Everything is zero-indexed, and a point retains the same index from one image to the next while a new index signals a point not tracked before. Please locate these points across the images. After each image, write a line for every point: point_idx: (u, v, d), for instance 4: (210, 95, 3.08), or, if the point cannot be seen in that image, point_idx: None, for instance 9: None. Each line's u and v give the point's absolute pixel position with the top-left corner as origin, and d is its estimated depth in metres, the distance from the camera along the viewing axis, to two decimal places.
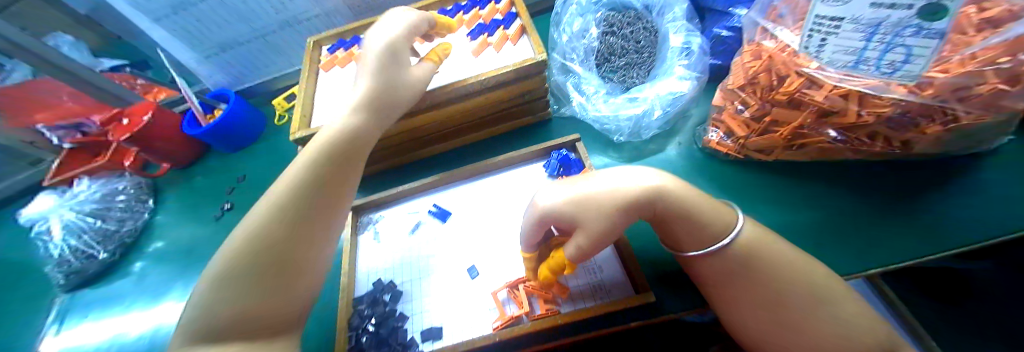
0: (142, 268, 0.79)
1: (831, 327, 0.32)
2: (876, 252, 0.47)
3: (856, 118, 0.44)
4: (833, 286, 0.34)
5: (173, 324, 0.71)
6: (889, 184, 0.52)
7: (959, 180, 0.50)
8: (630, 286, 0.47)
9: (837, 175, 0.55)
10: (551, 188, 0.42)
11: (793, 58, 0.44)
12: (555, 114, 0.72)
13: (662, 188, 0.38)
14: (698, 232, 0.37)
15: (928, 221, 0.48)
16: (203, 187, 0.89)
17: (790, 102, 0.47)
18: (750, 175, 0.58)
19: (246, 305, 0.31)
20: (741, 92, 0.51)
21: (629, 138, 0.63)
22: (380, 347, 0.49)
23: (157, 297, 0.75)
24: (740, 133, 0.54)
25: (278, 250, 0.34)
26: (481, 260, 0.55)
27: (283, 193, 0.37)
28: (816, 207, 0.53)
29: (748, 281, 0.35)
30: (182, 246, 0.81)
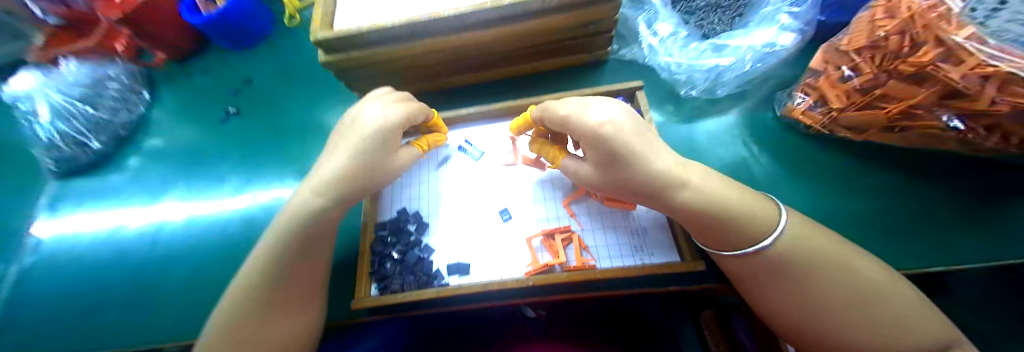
0: (139, 164, 0.75)
1: (878, 329, 0.30)
2: (920, 250, 0.48)
3: (987, 105, 0.35)
4: (897, 290, 0.32)
5: (176, 223, 0.69)
6: (975, 183, 0.49)
7: None
8: (676, 251, 0.45)
9: (920, 168, 0.52)
10: (630, 126, 0.38)
11: (939, 21, 0.34)
12: (617, 55, 0.65)
13: (730, 202, 0.37)
14: (721, 230, 0.37)
15: (1003, 227, 0.47)
16: (202, 85, 0.80)
17: (916, 74, 0.38)
18: (821, 156, 0.55)
19: (263, 316, 0.37)
20: (857, 54, 0.44)
21: (700, 93, 0.60)
22: (404, 276, 0.47)
23: (157, 195, 0.72)
24: (836, 103, 0.49)
25: (303, 243, 0.39)
26: (513, 205, 0.51)
27: (312, 191, 0.40)
28: (888, 198, 0.51)
29: (792, 278, 0.35)
30: (182, 146, 0.75)
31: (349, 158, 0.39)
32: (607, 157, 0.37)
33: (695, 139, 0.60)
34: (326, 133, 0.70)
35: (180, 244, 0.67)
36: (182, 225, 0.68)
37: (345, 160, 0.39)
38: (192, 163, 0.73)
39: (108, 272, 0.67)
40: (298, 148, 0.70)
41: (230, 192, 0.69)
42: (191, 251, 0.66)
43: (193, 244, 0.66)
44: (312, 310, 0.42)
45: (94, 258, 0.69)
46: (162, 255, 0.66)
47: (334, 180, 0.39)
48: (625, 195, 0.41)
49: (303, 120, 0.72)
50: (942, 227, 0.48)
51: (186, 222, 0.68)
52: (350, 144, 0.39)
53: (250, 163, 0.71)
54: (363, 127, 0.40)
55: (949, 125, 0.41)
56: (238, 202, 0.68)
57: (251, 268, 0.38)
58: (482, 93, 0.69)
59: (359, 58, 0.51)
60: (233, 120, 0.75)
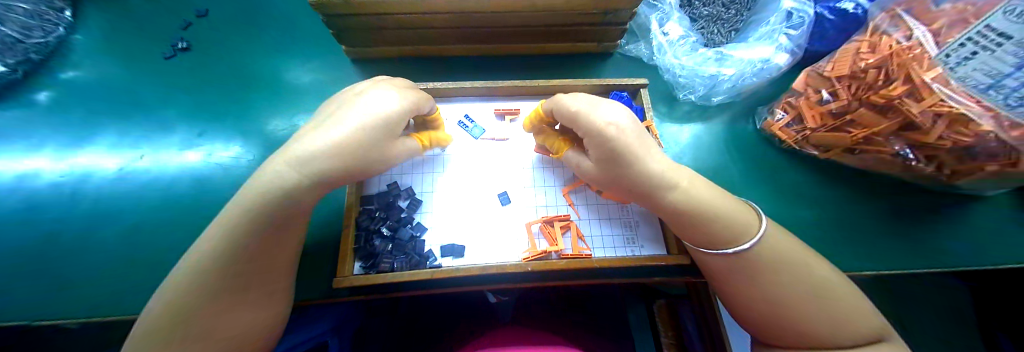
0: (57, 100, 0.61)
1: (828, 322, 0.33)
2: (856, 257, 0.56)
3: (935, 140, 0.41)
4: (841, 290, 0.34)
5: (106, 176, 0.58)
6: (904, 203, 0.58)
7: (953, 213, 0.57)
8: (663, 246, 0.48)
9: (865, 186, 0.59)
10: (640, 135, 0.37)
11: (916, 62, 0.37)
12: (620, 49, 0.67)
13: (723, 215, 0.37)
14: (706, 234, 0.37)
15: (926, 241, 0.57)
16: (141, 13, 0.66)
17: (885, 106, 0.42)
18: (791, 168, 0.61)
19: (217, 302, 0.31)
20: (838, 82, 0.47)
21: (696, 98, 0.63)
22: (394, 254, 0.44)
23: (80, 140, 0.59)
24: (810, 124, 0.53)
25: (270, 221, 0.32)
26: (512, 188, 0.50)
27: (283, 167, 0.32)
28: (840, 210, 0.59)
29: (754, 277, 0.36)
30: (118, 84, 0.62)
31: (340, 138, 0.33)
32: (608, 155, 0.37)
33: (685, 140, 0.63)
34: (302, 91, 0.63)
35: (109, 201, 0.56)
36: (113, 178, 0.58)
37: (336, 137, 0.33)
38: (126, 107, 0.61)
39: (4, 229, 0.55)
40: (267, 103, 0.62)
41: (178, 146, 0.59)
42: (125, 211, 0.56)
43: (126, 203, 0.56)
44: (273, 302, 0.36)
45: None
46: (83, 213, 0.55)
47: (316, 160, 0.32)
48: (623, 194, 0.40)
49: (274, 72, 0.64)
50: (871, 237, 0.57)
51: (118, 177, 0.58)
52: (344, 124, 0.33)
53: (205, 113, 0.61)
54: (365, 108, 0.35)
55: (901, 153, 0.47)
56: (188, 159, 0.58)
57: (198, 250, 0.32)
58: (481, 67, 0.66)
59: (357, 7, 0.45)
60: (183, 58, 0.64)
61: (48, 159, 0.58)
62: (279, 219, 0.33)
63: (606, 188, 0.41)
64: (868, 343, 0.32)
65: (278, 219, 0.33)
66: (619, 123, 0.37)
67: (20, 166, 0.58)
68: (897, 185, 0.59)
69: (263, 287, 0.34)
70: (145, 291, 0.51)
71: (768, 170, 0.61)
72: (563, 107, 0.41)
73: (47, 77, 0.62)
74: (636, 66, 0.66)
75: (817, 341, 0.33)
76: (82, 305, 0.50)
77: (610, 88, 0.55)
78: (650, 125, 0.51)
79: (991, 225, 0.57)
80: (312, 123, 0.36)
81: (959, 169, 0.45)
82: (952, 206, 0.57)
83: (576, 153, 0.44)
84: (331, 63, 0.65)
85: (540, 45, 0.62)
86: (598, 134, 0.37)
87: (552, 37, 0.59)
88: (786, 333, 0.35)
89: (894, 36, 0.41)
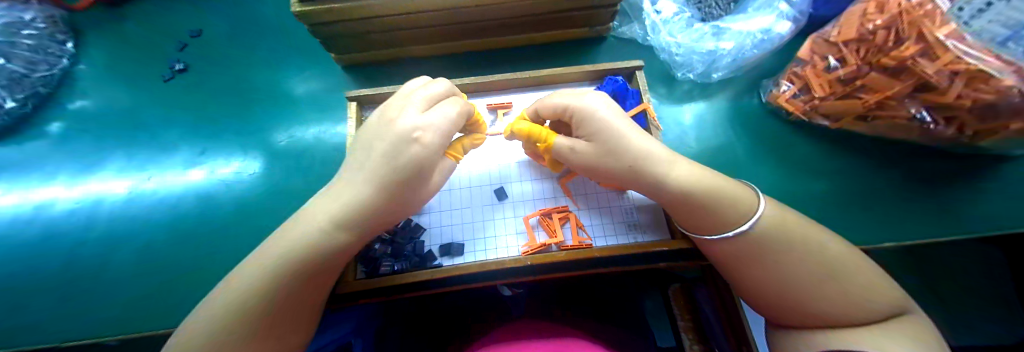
0: (65, 129, 0.64)
1: (843, 299, 0.30)
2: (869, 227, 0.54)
3: (953, 100, 0.38)
4: (851, 265, 0.32)
5: (116, 199, 0.60)
6: (923, 169, 0.55)
7: (976, 176, 0.54)
8: (666, 231, 0.47)
9: (881, 155, 0.57)
10: (626, 120, 0.37)
11: (928, 18, 0.35)
12: (613, 32, 0.65)
13: (720, 196, 0.35)
14: (714, 217, 0.35)
15: (949, 208, 0.54)
16: (137, 37, 0.68)
17: (897, 68, 0.40)
18: (800, 142, 0.58)
19: None
20: (845, 46, 0.45)
21: (696, 76, 0.61)
22: (395, 257, 0.44)
23: (90, 167, 0.62)
24: (818, 93, 0.51)
25: (303, 282, 0.30)
26: (508, 183, 0.49)
27: (317, 225, 0.30)
28: (854, 182, 0.56)
29: (756, 261, 0.34)
30: (120, 109, 0.64)
31: (367, 197, 0.31)
32: (593, 138, 0.37)
33: (686, 121, 0.61)
34: (296, 102, 0.64)
35: (124, 223, 0.58)
36: (121, 201, 0.60)
37: (364, 197, 0.31)
38: (132, 130, 0.63)
39: (32, 256, 0.57)
40: (265, 117, 0.63)
41: (184, 165, 0.61)
42: (140, 231, 0.58)
43: (141, 223, 0.58)
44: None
45: (10, 240, 0.58)
46: (102, 236, 0.58)
47: (349, 219, 0.31)
48: (615, 175, 0.38)
49: (270, 85, 0.64)
50: (887, 206, 0.55)
51: (131, 199, 0.60)
52: (371, 181, 0.31)
53: (206, 131, 0.62)
54: (396, 151, 0.31)
55: (918, 117, 0.44)
56: (194, 177, 0.60)
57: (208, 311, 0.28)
58: (472, 62, 0.65)
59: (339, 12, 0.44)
60: (183, 78, 0.65)
61: (64, 186, 0.61)
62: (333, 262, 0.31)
63: (598, 171, 0.38)
64: (887, 318, 0.29)
65: (330, 261, 0.31)
66: (603, 108, 0.37)
67: (40, 195, 0.60)
68: (913, 151, 0.56)
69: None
70: (165, 306, 0.53)
71: (776, 146, 0.58)
72: (546, 104, 0.41)
73: (57, 107, 0.64)
74: (631, 48, 0.64)
75: (832, 321, 0.30)
76: (112, 319, 0.53)
77: (602, 73, 0.54)
78: (646, 109, 0.49)
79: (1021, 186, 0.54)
80: (355, 159, 0.33)
81: (981, 129, 0.42)
82: (973, 169, 0.54)
83: (566, 137, 0.40)
84: (323, 72, 0.65)
85: (529, 35, 0.61)
86: (583, 117, 0.38)
87: (540, 26, 0.57)
88: (798, 314, 0.32)
89: None
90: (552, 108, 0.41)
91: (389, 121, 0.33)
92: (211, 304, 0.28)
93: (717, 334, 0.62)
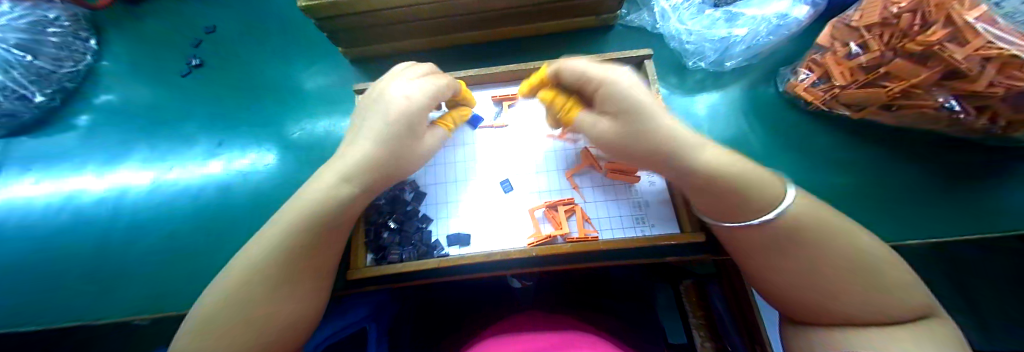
0: (91, 123, 0.67)
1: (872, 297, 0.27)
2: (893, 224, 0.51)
3: (984, 87, 0.36)
4: (887, 261, 0.29)
5: (140, 189, 0.63)
6: (951, 161, 0.53)
7: (1009, 169, 0.51)
8: (675, 223, 0.46)
9: (905, 146, 0.54)
10: (648, 98, 0.34)
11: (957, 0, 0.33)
12: (621, 21, 0.63)
13: (757, 186, 0.31)
14: (752, 200, 0.31)
15: (978, 203, 0.51)
16: (154, 33, 0.70)
17: (923, 55, 0.37)
18: (819, 133, 0.56)
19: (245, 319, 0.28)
20: (868, 31, 0.42)
21: (708, 65, 0.59)
22: (403, 246, 0.46)
23: (115, 160, 0.65)
24: (839, 81, 0.49)
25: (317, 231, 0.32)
26: (514, 176, 0.49)
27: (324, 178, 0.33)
28: (876, 175, 0.54)
29: (783, 249, 0.30)
30: (141, 103, 0.67)
31: (370, 149, 0.34)
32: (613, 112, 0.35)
33: (698, 111, 0.59)
34: (307, 95, 0.65)
35: (146, 212, 0.61)
36: (144, 191, 0.63)
37: (366, 148, 0.34)
38: (154, 123, 0.66)
39: (65, 243, 0.61)
40: (277, 111, 0.64)
41: (202, 157, 0.63)
42: (162, 220, 0.61)
43: (162, 212, 0.61)
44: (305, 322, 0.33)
45: (45, 227, 0.62)
46: (127, 225, 0.61)
47: (350, 173, 0.33)
48: (640, 158, 0.35)
49: (282, 80, 0.66)
50: (911, 200, 0.52)
51: (153, 188, 0.63)
52: (371, 136, 0.34)
53: (223, 124, 0.65)
54: (390, 108, 0.35)
55: (947, 107, 0.42)
56: (212, 167, 0.62)
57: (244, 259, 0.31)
58: (480, 54, 0.65)
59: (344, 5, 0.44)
60: (199, 72, 0.67)
61: (92, 176, 0.64)
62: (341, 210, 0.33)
63: (619, 151, 0.36)
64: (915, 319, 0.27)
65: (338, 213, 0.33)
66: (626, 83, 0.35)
67: (70, 186, 0.64)
68: (941, 142, 0.53)
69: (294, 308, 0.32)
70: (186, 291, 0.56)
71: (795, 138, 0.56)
72: (565, 71, 0.39)
73: (85, 102, 0.68)
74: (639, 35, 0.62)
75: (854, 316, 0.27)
76: (139, 301, 0.57)
77: (610, 63, 0.52)
78: (657, 98, 0.48)
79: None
80: (351, 128, 0.37)
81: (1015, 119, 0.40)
82: (1007, 161, 0.51)
83: (588, 113, 0.39)
84: (334, 66, 0.66)
85: (536, 24, 0.60)
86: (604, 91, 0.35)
87: (547, 15, 0.56)
88: (816, 311, 0.29)
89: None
90: (576, 78, 0.38)
91: (379, 89, 0.36)
92: (248, 250, 0.31)
93: (730, 333, 0.63)
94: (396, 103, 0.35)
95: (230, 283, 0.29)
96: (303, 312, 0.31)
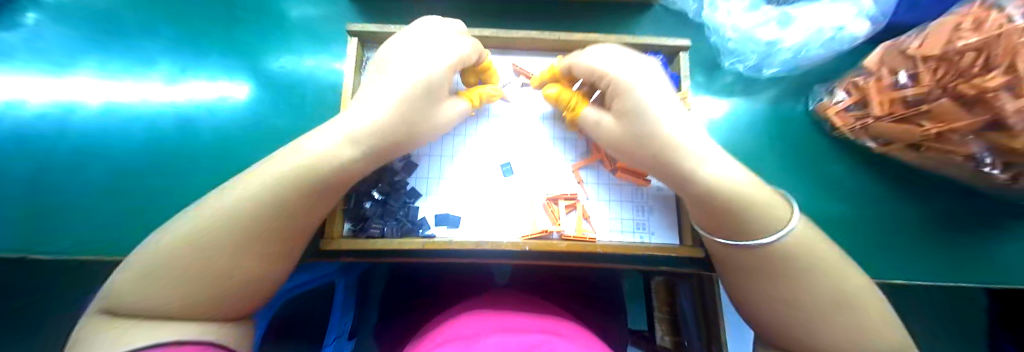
0: (60, 26, 0.71)
1: (845, 328, 0.31)
2: (931, 271, 0.57)
3: (958, 145, 0.42)
4: (830, 310, 0.32)
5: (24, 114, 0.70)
6: (932, 206, 0.57)
7: (963, 241, 0.56)
8: (675, 235, 0.45)
9: (870, 238, 0.58)
10: None
11: None
12: (782, 99, 0.61)
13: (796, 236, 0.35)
14: None
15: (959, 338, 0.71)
16: None
17: (971, 99, 0.38)
18: (829, 203, 0.59)
19: (216, 262, 0.28)
20: (923, 63, 0.42)
21: (744, 69, 0.60)
22: (384, 219, 0.43)
23: (102, 48, 0.71)
24: (876, 110, 0.48)
25: (285, 204, 0.32)
26: (515, 157, 0.46)
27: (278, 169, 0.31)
28: (859, 206, 0.59)
29: (786, 282, 0.34)
30: (106, 9, 0.71)
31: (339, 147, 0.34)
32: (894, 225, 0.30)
33: (720, 119, 0.62)
34: (290, 24, 0.69)
35: (82, 128, 0.69)
36: (31, 118, 0.70)
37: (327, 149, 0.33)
38: (139, 23, 0.71)
39: (110, 137, 0.69)
40: (259, 31, 0.70)
41: (207, 78, 0.70)
42: (205, 124, 0.69)
43: (94, 120, 0.70)
44: (280, 262, 0.34)
45: (41, 144, 0.69)
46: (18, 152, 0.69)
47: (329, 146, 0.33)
48: (641, 161, 0.38)
49: (269, 2, 0.70)
50: (896, 244, 0.58)
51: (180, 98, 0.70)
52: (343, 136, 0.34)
53: (210, 45, 0.70)
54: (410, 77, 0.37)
55: (986, 170, 0.44)
56: (110, 67, 0.71)
57: (208, 205, 0.30)
58: (484, 13, 0.66)
59: None
60: None
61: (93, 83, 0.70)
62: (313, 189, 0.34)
63: (621, 151, 0.39)
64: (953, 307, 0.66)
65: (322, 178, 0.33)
66: None
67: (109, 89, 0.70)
68: (904, 169, 0.58)
69: (263, 261, 0.32)
70: (166, 196, 0.67)
71: (805, 159, 0.59)
72: (579, 66, 0.40)
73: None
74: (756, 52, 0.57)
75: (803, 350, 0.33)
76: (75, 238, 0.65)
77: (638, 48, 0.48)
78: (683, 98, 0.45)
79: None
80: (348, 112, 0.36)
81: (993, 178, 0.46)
82: (875, 264, 0.57)
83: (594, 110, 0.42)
84: None
85: None
86: None
87: None
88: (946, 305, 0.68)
89: (1008, 12, 0.35)
90: (587, 74, 0.40)
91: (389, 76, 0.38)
92: (213, 203, 0.30)
93: (690, 330, 0.67)
94: (418, 67, 0.37)
95: (200, 221, 0.29)
96: (265, 268, 0.32)
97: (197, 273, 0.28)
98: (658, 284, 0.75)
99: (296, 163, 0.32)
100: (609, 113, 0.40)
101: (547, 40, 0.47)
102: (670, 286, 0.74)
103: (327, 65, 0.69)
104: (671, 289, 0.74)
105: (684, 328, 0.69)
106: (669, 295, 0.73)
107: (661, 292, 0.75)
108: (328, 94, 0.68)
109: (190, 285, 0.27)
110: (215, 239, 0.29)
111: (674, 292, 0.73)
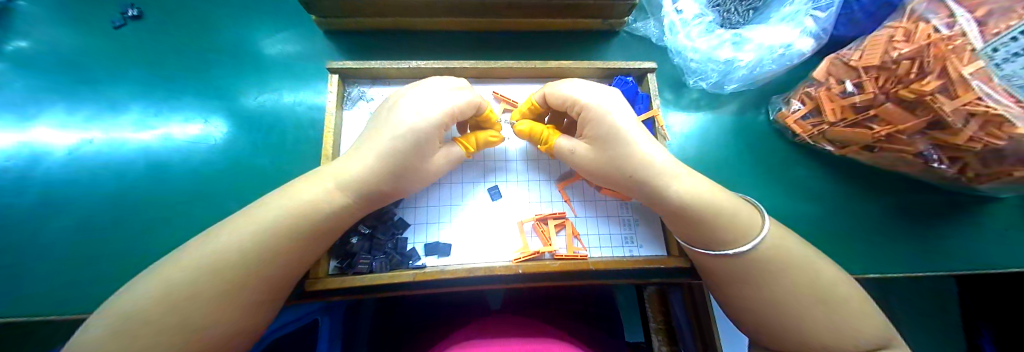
0: (30, 72, 0.70)
1: (832, 323, 0.34)
2: (903, 262, 0.59)
3: (906, 143, 0.46)
4: (810, 305, 0.35)
5: None
6: (895, 201, 0.61)
7: (928, 232, 0.60)
8: (662, 248, 0.46)
9: (844, 235, 0.61)
10: None
11: None
12: (744, 111, 0.65)
13: (765, 239, 0.37)
14: None
15: (936, 324, 0.74)
16: None
17: (915, 102, 0.42)
18: (803, 204, 0.62)
19: (200, 307, 0.29)
20: (864, 72, 0.46)
21: (708, 85, 0.64)
22: (372, 254, 0.42)
23: (74, 93, 0.70)
24: (830, 117, 0.52)
25: (271, 247, 0.33)
26: (500, 181, 0.47)
27: (266, 216, 0.33)
28: (830, 205, 0.62)
29: (771, 282, 0.36)
30: (80, 54, 0.70)
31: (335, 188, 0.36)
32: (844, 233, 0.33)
33: (690, 131, 0.65)
34: (271, 62, 0.70)
35: (50, 174, 0.66)
36: None
37: (326, 191, 0.36)
38: (110, 68, 0.70)
39: (73, 185, 0.66)
40: (237, 71, 0.70)
41: (182, 119, 0.69)
42: (177, 167, 0.67)
43: (62, 166, 0.67)
44: (262, 307, 0.34)
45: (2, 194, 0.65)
46: None
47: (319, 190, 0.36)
48: (616, 182, 0.40)
49: (248, 42, 0.71)
50: (868, 239, 0.61)
51: (153, 140, 0.68)
52: (336, 180, 0.36)
53: (186, 86, 0.70)
54: (394, 124, 0.36)
55: (935, 166, 0.48)
56: (81, 111, 0.69)
57: (192, 253, 0.31)
58: (463, 44, 0.69)
59: None
60: (143, 25, 0.71)
61: (58, 130, 0.68)
62: (298, 228, 0.34)
63: (597, 175, 0.40)
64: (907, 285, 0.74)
65: (316, 221, 0.35)
66: None
67: (75, 135, 0.68)
68: (865, 168, 0.62)
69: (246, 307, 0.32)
70: (138, 243, 0.63)
71: (774, 164, 0.63)
72: (552, 94, 0.41)
73: (21, 25, 0.70)
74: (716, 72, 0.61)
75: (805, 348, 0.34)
76: (33, 295, 0.60)
77: (610, 72, 0.51)
78: (655, 116, 0.47)
79: (1012, 220, 0.59)
80: (342, 160, 0.38)
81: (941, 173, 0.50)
82: (852, 259, 0.60)
83: (570, 139, 0.42)
84: (302, 33, 0.71)
85: (535, 19, 0.65)
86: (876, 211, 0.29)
87: (534, 10, 0.60)
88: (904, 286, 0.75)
89: (933, 23, 0.40)
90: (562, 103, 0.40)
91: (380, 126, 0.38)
92: (196, 252, 0.31)
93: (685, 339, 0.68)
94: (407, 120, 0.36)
95: (182, 269, 0.30)
96: (247, 313, 0.32)
97: (180, 319, 0.28)
98: (650, 294, 0.74)
99: (291, 214, 0.33)
100: (581, 140, 0.41)
101: (525, 69, 0.49)
102: (662, 295, 0.73)
103: (309, 100, 0.70)
104: (663, 299, 0.73)
105: (680, 338, 0.69)
106: (662, 305, 0.72)
107: (654, 302, 0.73)
108: (308, 129, 0.68)
109: (170, 332, 0.28)
110: (194, 287, 0.29)
111: (667, 302, 0.72)
